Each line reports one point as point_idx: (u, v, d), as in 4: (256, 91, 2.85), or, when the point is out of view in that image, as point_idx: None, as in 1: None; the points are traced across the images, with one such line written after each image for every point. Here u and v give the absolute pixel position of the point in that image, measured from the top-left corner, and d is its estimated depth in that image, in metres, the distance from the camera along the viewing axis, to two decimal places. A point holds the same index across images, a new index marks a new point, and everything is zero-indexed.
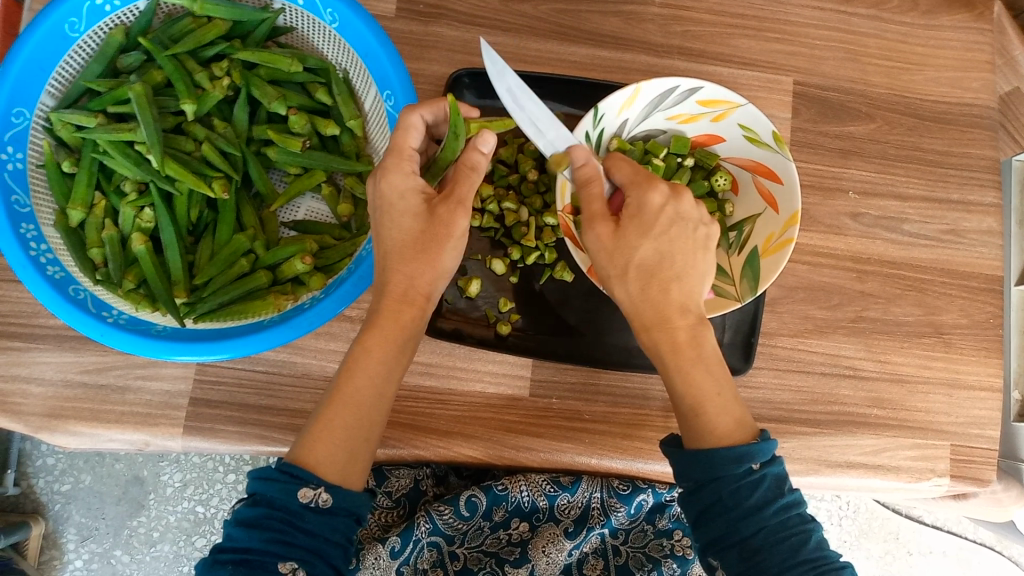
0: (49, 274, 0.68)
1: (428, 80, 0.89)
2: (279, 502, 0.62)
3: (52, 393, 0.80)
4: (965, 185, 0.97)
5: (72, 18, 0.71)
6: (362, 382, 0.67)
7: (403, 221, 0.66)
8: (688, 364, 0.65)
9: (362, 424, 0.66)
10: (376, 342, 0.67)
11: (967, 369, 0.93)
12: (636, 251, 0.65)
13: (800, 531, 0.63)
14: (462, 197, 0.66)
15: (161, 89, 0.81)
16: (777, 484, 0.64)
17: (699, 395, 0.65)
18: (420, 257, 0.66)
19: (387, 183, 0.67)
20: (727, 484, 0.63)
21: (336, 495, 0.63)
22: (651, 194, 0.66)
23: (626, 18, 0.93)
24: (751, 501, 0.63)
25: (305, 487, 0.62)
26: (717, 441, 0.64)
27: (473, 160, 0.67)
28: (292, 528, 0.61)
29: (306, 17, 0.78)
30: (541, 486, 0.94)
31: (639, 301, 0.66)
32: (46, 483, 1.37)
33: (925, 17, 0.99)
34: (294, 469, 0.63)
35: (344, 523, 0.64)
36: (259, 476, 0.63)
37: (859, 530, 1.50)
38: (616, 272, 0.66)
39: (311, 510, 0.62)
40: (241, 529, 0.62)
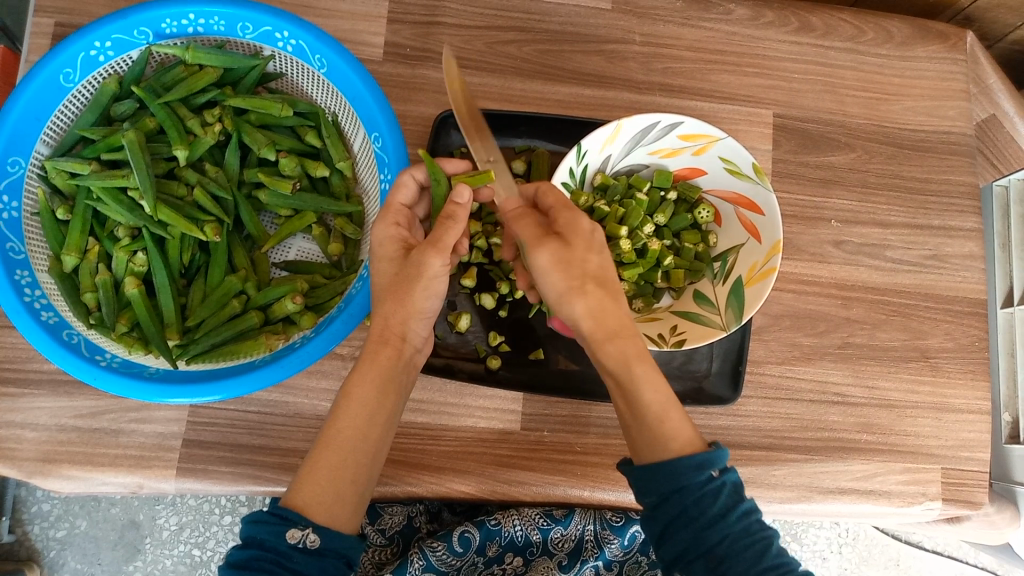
0: (43, 319, 0.70)
1: (415, 121, 0.91)
2: (270, 544, 0.62)
3: (46, 437, 0.80)
4: (946, 211, 0.98)
5: (67, 69, 0.73)
6: (348, 425, 0.69)
7: (382, 266, 0.72)
8: (649, 372, 0.67)
9: (348, 465, 0.67)
10: (359, 385, 0.70)
11: (954, 394, 0.94)
12: (586, 263, 0.69)
13: (762, 538, 0.63)
14: (437, 240, 0.70)
15: (153, 136, 0.83)
16: (736, 493, 0.64)
17: (664, 402, 0.67)
18: (394, 300, 0.70)
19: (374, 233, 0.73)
20: (692, 493, 0.63)
21: (324, 535, 0.63)
22: (581, 218, 0.71)
23: (608, 57, 0.95)
24: (714, 509, 0.62)
25: (293, 527, 0.62)
26: (680, 449, 0.65)
27: (455, 211, 0.71)
28: (281, 568, 0.61)
29: (296, 63, 0.80)
30: (534, 519, 0.92)
31: (598, 310, 0.68)
32: (41, 530, 1.37)
33: (900, 48, 1.01)
34: (283, 511, 0.63)
35: (333, 565, 0.63)
36: (252, 519, 0.64)
37: (860, 557, 1.49)
38: (576, 283, 0.68)
39: (299, 550, 0.62)
40: (232, 572, 0.61)
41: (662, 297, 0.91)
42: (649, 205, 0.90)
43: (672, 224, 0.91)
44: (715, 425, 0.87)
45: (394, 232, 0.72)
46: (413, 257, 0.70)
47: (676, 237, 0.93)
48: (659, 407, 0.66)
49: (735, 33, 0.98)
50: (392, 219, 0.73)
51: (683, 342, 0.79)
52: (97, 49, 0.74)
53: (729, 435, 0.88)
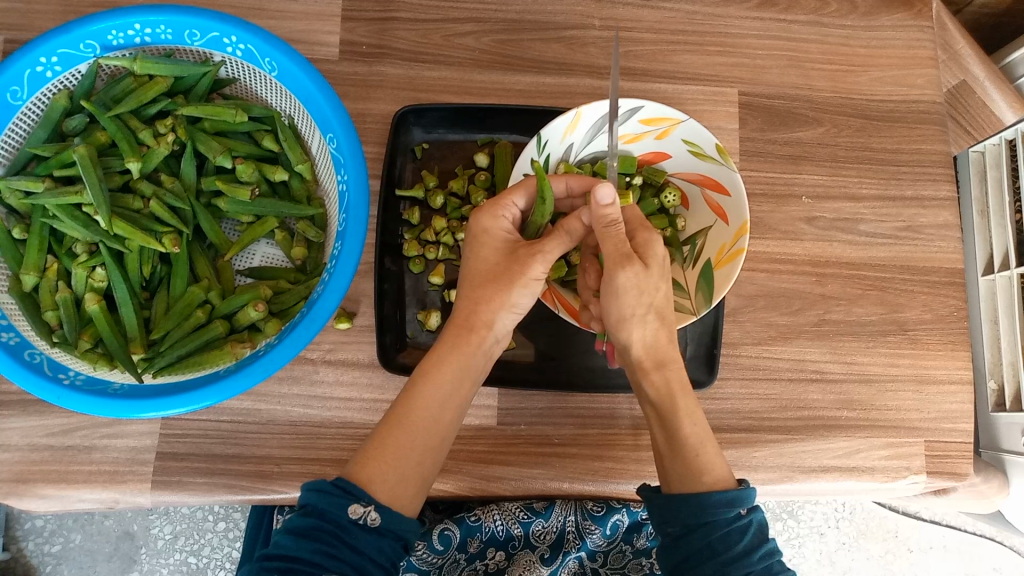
0: (3, 340, 0.69)
1: (375, 119, 0.90)
2: (330, 516, 0.61)
3: (19, 457, 0.80)
4: (918, 181, 0.97)
5: (14, 87, 0.72)
6: (424, 408, 0.69)
7: (485, 253, 0.75)
8: (691, 405, 0.72)
9: (416, 448, 0.68)
10: (440, 366, 0.71)
11: (934, 365, 0.93)
12: (657, 291, 0.71)
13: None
14: (543, 249, 0.73)
15: (107, 150, 0.82)
16: (760, 532, 0.67)
17: (702, 437, 0.71)
18: (489, 288, 0.73)
19: (477, 220, 0.75)
20: (719, 528, 0.66)
21: (385, 514, 0.62)
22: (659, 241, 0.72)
23: (567, 43, 0.94)
24: (739, 546, 0.66)
25: (356, 502, 0.62)
26: (712, 483, 0.68)
27: (573, 226, 0.73)
28: (341, 543, 0.60)
29: (247, 67, 0.80)
30: (514, 512, 0.94)
31: (652, 341, 0.72)
32: (36, 546, 1.37)
33: (865, 18, 0.99)
34: (348, 485, 0.62)
35: (389, 546, 0.62)
36: (311, 487, 0.63)
37: (858, 531, 1.49)
38: (638, 312, 0.71)
39: (359, 526, 0.61)
40: (289, 539, 0.60)
41: None
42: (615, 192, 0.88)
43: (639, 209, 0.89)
44: None
45: (501, 226, 0.76)
46: (519, 258, 0.73)
47: None
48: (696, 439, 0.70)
49: (696, 12, 0.96)
50: (498, 211, 0.75)
51: None
52: (43, 64, 0.73)
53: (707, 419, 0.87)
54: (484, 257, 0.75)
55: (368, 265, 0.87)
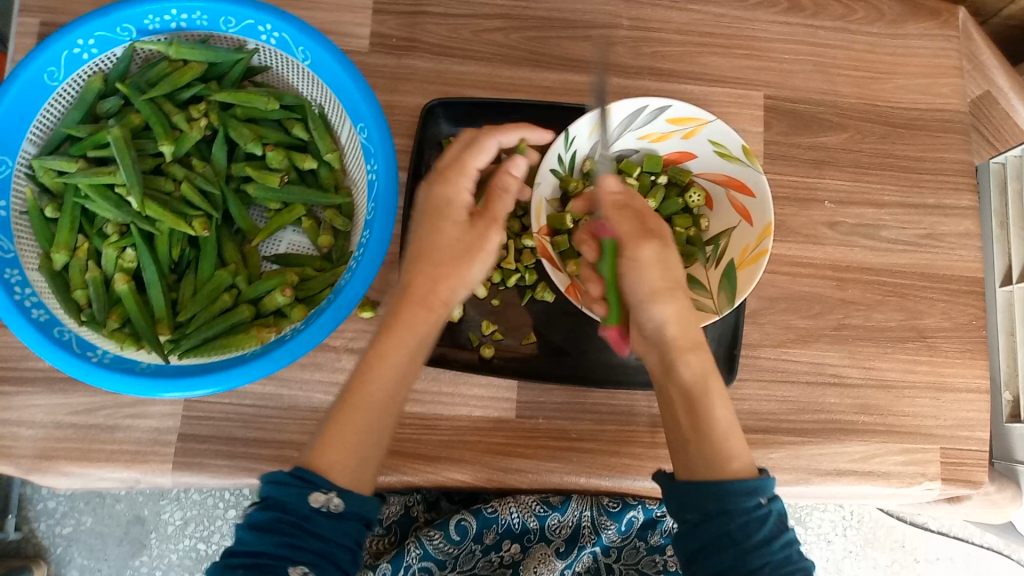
0: (33, 317, 0.70)
1: (404, 112, 0.91)
2: (290, 507, 0.61)
3: (42, 434, 0.81)
4: (941, 189, 0.97)
5: (50, 68, 0.73)
6: (378, 388, 0.68)
7: (445, 227, 0.73)
8: (722, 393, 0.72)
9: (373, 428, 0.67)
10: (392, 347, 0.69)
11: (952, 372, 0.93)
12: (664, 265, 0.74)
13: (803, 569, 0.64)
14: (495, 213, 0.75)
15: (140, 133, 0.83)
16: (781, 521, 0.65)
17: (729, 424, 0.70)
18: (450, 266, 0.71)
19: (443, 191, 0.74)
20: (738, 517, 0.64)
21: (348, 499, 0.62)
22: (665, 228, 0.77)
23: (595, 42, 0.95)
24: (760, 535, 0.63)
25: (316, 491, 0.61)
26: (738, 469, 0.67)
27: (505, 184, 0.77)
28: (304, 533, 0.60)
29: (280, 55, 0.80)
30: (530, 505, 0.93)
31: (682, 320, 0.72)
32: (47, 527, 1.38)
33: (891, 26, 1.00)
34: (307, 474, 0.62)
35: (353, 528, 0.62)
36: (269, 479, 0.62)
37: (865, 540, 1.49)
38: (661, 289, 0.73)
39: (322, 514, 0.61)
40: (252, 535, 0.60)
41: None
42: (640, 190, 0.89)
43: (663, 209, 0.91)
44: None
45: (464, 198, 0.74)
46: (477, 230, 0.74)
47: None
48: (726, 424, 0.70)
49: (724, 15, 0.97)
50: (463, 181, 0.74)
51: None
52: (80, 46, 0.74)
53: None
54: (445, 231, 0.73)
55: (393, 255, 0.88)
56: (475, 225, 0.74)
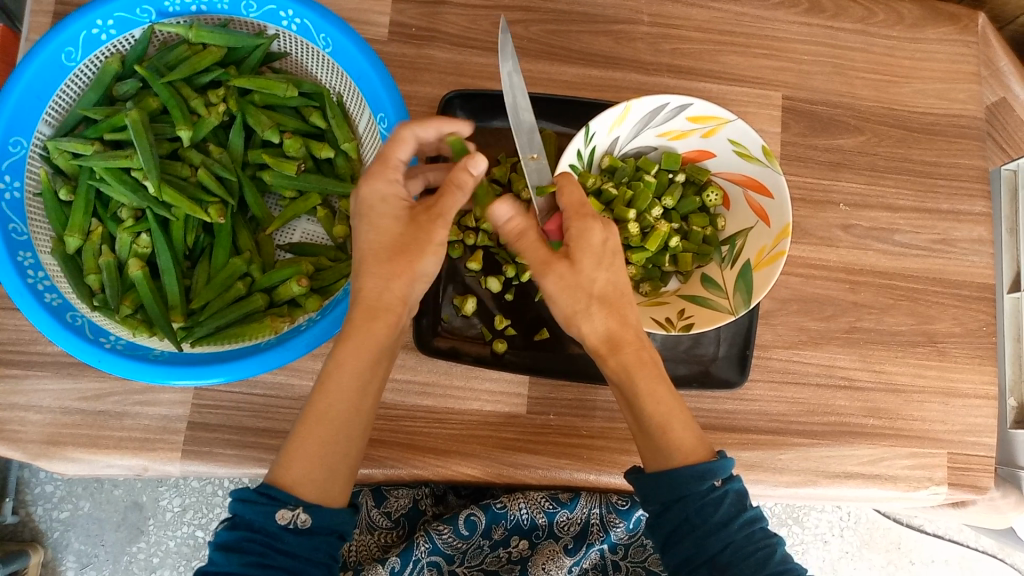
0: (47, 301, 0.69)
1: (421, 102, 0.90)
2: (258, 525, 0.62)
3: (50, 419, 0.80)
4: (955, 195, 0.98)
5: (69, 48, 0.72)
6: (338, 400, 0.66)
7: (385, 224, 0.66)
8: (655, 388, 0.68)
9: (338, 438, 0.66)
10: (348, 355, 0.66)
11: (961, 378, 0.93)
12: (593, 282, 0.68)
13: (764, 545, 0.65)
14: (442, 211, 0.66)
15: (158, 116, 0.82)
16: (739, 501, 0.66)
17: (667, 413, 0.68)
18: (395, 262, 0.65)
19: (376, 187, 0.67)
20: (693, 502, 0.65)
21: (315, 515, 0.63)
22: (592, 231, 0.68)
23: (615, 37, 0.94)
24: (716, 517, 0.65)
25: (283, 508, 0.62)
26: (685, 458, 0.67)
27: (463, 180, 0.66)
28: (271, 550, 0.61)
29: (300, 42, 0.79)
30: (540, 503, 0.93)
31: (603, 330, 0.69)
32: (44, 511, 1.37)
33: (911, 30, 1.00)
34: (272, 491, 0.63)
35: (323, 542, 0.64)
36: (238, 497, 0.63)
37: (861, 540, 1.49)
38: (578, 306, 0.69)
39: (289, 531, 0.62)
40: (219, 554, 0.62)
41: (670, 281, 0.90)
42: (658, 187, 0.89)
43: (680, 207, 0.90)
44: (721, 409, 0.87)
45: (399, 191, 0.67)
46: (420, 227, 0.65)
47: (684, 220, 0.91)
48: (658, 419, 0.68)
49: (744, 14, 0.96)
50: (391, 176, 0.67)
51: (691, 326, 0.78)
52: (99, 27, 0.73)
53: (735, 419, 0.88)
54: (382, 227, 0.66)
55: None
56: (416, 220, 0.66)
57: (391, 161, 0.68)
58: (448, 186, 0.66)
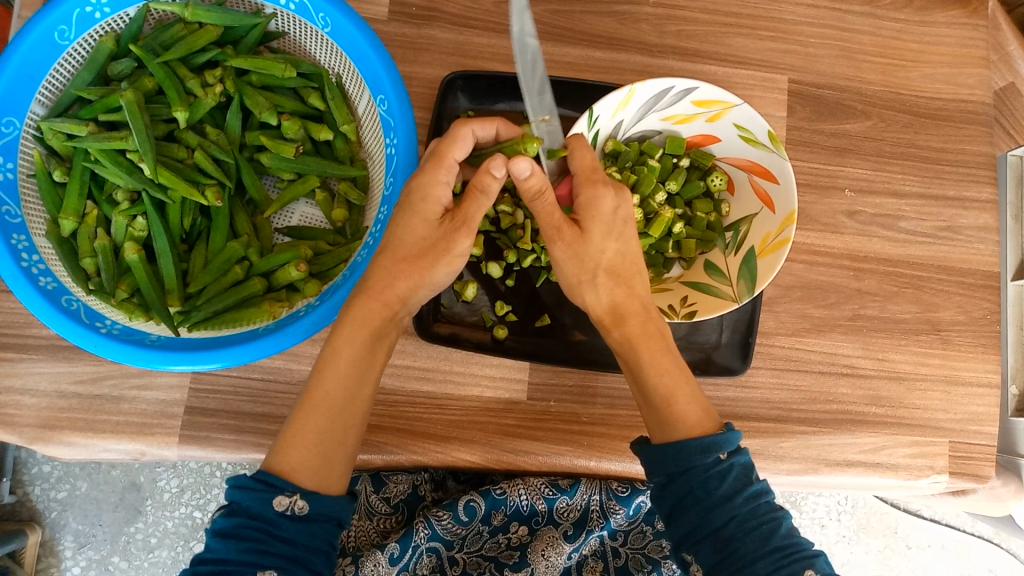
0: (41, 285, 0.68)
1: (421, 83, 0.88)
2: (255, 512, 0.61)
3: (46, 403, 0.79)
4: (961, 181, 0.96)
5: (61, 26, 0.70)
6: (335, 386, 0.67)
7: (415, 224, 0.69)
8: (658, 357, 0.70)
9: (335, 425, 0.66)
10: (342, 343, 0.68)
11: (964, 367, 0.93)
12: (602, 254, 0.70)
13: (770, 520, 0.64)
14: (469, 220, 0.68)
15: (153, 97, 0.80)
16: (744, 474, 0.65)
17: (672, 385, 0.69)
18: (413, 265, 0.69)
19: (418, 183, 0.68)
20: (697, 475, 0.65)
21: (313, 501, 0.63)
22: (603, 198, 0.69)
23: (619, 18, 0.92)
24: (720, 491, 0.64)
25: (280, 495, 0.62)
26: (689, 431, 0.67)
27: (486, 183, 0.67)
28: (269, 537, 0.61)
29: (298, 22, 0.77)
30: (539, 489, 0.94)
31: (609, 300, 0.71)
32: (42, 491, 1.37)
33: (919, 13, 0.98)
34: (269, 477, 0.62)
35: (322, 529, 0.63)
36: (235, 483, 0.63)
37: (858, 525, 1.50)
38: (585, 276, 0.71)
39: (287, 517, 0.62)
40: (218, 541, 0.61)
41: (672, 267, 0.90)
42: (662, 171, 0.88)
43: (684, 192, 0.89)
44: (722, 396, 0.86)
45: (442, 194, 0.69)
46: (447, 233, 0.69)
47: (688, 205, 0.90)
48: (664, 391, 0.68)
49: None
50: (442, 179, 0.68)
51: (694, 314, 0.78)
52: (93, 5, 0.71)
53: (737, 407, 0.87)
54: (414, 228, 0.69)
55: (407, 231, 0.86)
56: (445, 227, 0.69)
57: (448, 160, 0.69)
58: (472, 190, 0.68)
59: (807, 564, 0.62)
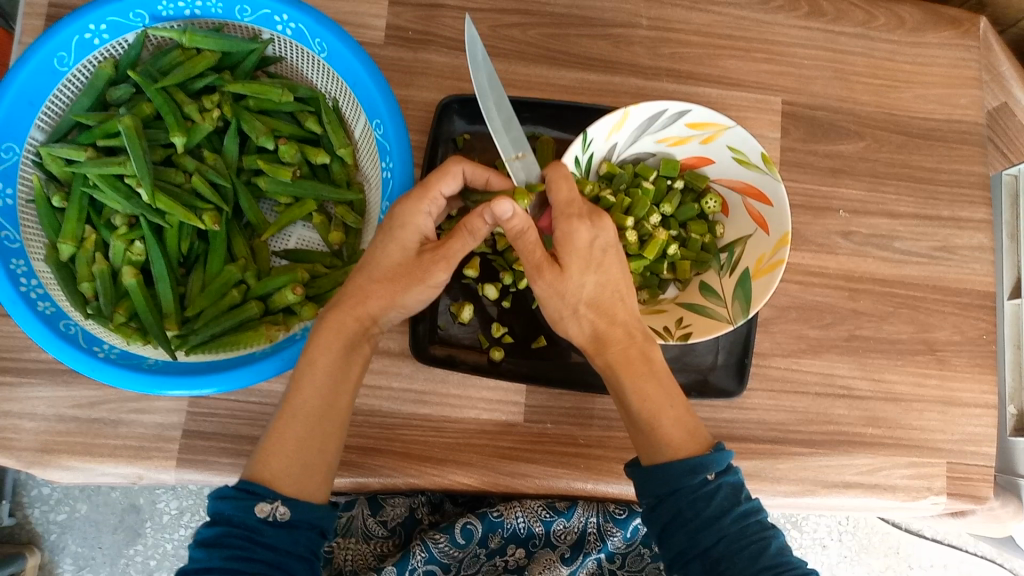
0: (39, 309, 0.68)
1: (418, 107, 0.89)
2: (237, 520, 0.61)
3: (44, 427, 0.79)
4: (955, 202, 0.97)
5: (61, 53, 0.71)
6: (311, 394, 0.67)
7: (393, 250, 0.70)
8: (638, 384, 0.70)
9: (313, 434, 0.66)
10: (318, 350, 0.68)
11: (961, 387, 0.93)
12: (581, 288, 0.70)
13: (759, 539, 0.63)
14: (451, 254, 0.69)
15: (151, 122, 0.81)
16: (733, 494, 0.65)
17: (654, 409, 0.69)
18: (388, 286, 0.69)
19: (400, 211, 0.69)
20: (685, 496, 0.65)
21: (295, 507, 0.62)
22: (578, 232, 0.69)
23: (614, 41, 0.93)
24: (708, 511, 0.64)
25: (261, 501, 0.61)
26: (673, 453, 0.67)
27: (476, 225, 0.67)
28: (253, 544, 0.60)
29: (295, 47, 0.78)
30: (537, 511, 0.93)
31: (591, 332, 0.72)
32: (41, 513, 1.37)
33: (912, 35, 0.99)
34: (250, 485, 0.62)
35: (305, 535, 0.63)
36: (217, 494, 0.62)
37: (860, 545, 1.49)
38: (566, 310, 0.71)
39: (270, 524, 0.61)
40: (200, 551, 0.60)
41: (667, 288, 0.89)
42: (656, 194, 0.88)
43: (678, 214, 0.90)
44: (719, 418, 0.87)
45: (421, 224, 0.70)
46: (424, 263, 0.69)
47: (682, 227, 0.91)
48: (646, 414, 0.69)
49: (745, 18, 0.96)
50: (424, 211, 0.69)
51: (689, 336, 0.78)
52: (91, 32, 0.72)
53: (734, 428, 0.87)
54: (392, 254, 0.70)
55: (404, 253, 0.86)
56: (422, 257, 0.69)
57: (432, 192, 0.70)
58: (460, 229, 0.68)
59: None
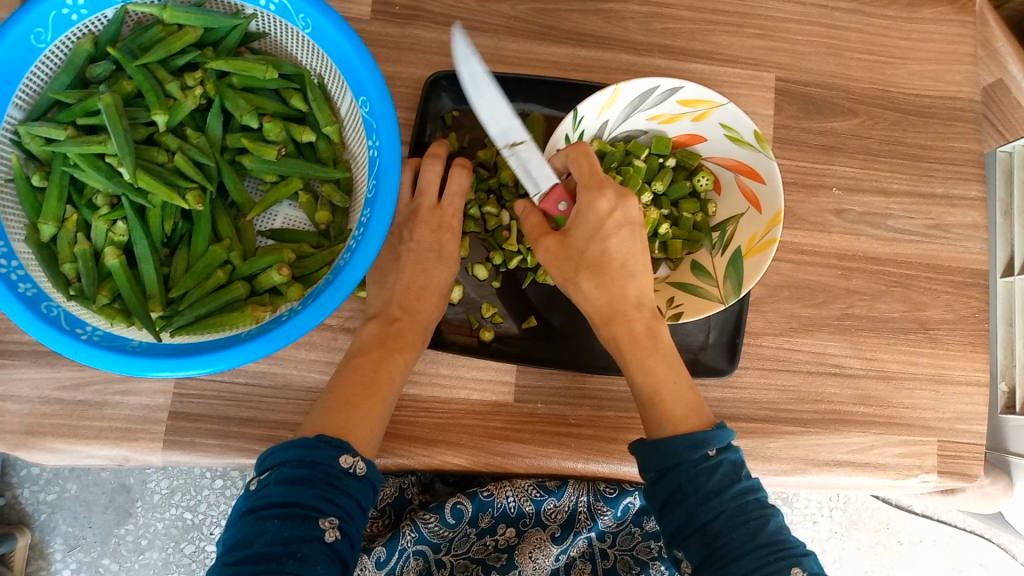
0: (21, 291, 0.67)
1: (406, 83, 0.88)
2: (320, 465, 0.65)
3: (29, 409, 0.79)
4: (949, 179, 0.96)
5: (38, 29, 0.69)
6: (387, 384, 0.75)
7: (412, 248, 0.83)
8: (641, 354, 0.71)
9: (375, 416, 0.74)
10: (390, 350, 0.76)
11: (952, 364, 0.93)
12: (584, 250, 0.72)
13: (758, 516, 0.63)
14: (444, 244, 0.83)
15: (132, 100, 0.79)
16: (734, 471, 0.65)
17: (656, 381, 0.70)
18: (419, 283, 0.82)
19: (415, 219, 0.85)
20: (685, 470, 0.65)
21: (369, 463, 0.68)
22: (597, 202, 0.70)
23: (605, 16, 0.92)
24: (708, 486, 0.64)
25: (345, 453, 0.66)
26: (674, 428, 0.68)
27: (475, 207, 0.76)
28: (336, 488, 0.64)
29: (279, 22, 0.77)
30: (527, 490, 0.93)
31: (593, 297, 0.72)
32: (31, 493, 1.36)
33: (907, 9, 0.97)
34: (334, 439, 0.67)
35: (368, 491, 0.67)
36: (298, 443, 0.66)
37: (850, 521, 1.50)
38: (568, 273, 0.72)
39: (349, 474, 0.66)
40: (281, 488, 0.63)
41: (660, 267, 0.89)
42: (647, 172, 0.87)
43: (670, 192, 0.88)
44: (711, 397, 0.86)
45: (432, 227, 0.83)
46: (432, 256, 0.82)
47: (674, 206, 0.90)
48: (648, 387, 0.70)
49: None
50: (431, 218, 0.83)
51: (681, 316, 0.78)
52: (69, 7, 0.70)
53: (725, 407, 0.87)
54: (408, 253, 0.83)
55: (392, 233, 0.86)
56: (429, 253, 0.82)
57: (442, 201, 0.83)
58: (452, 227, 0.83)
59: (794, 560, 0.61)
